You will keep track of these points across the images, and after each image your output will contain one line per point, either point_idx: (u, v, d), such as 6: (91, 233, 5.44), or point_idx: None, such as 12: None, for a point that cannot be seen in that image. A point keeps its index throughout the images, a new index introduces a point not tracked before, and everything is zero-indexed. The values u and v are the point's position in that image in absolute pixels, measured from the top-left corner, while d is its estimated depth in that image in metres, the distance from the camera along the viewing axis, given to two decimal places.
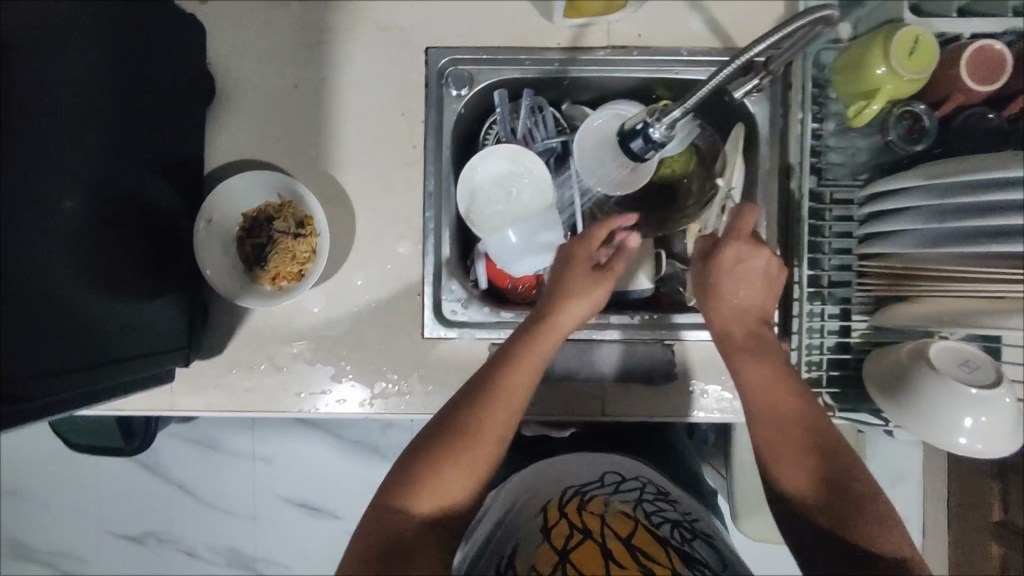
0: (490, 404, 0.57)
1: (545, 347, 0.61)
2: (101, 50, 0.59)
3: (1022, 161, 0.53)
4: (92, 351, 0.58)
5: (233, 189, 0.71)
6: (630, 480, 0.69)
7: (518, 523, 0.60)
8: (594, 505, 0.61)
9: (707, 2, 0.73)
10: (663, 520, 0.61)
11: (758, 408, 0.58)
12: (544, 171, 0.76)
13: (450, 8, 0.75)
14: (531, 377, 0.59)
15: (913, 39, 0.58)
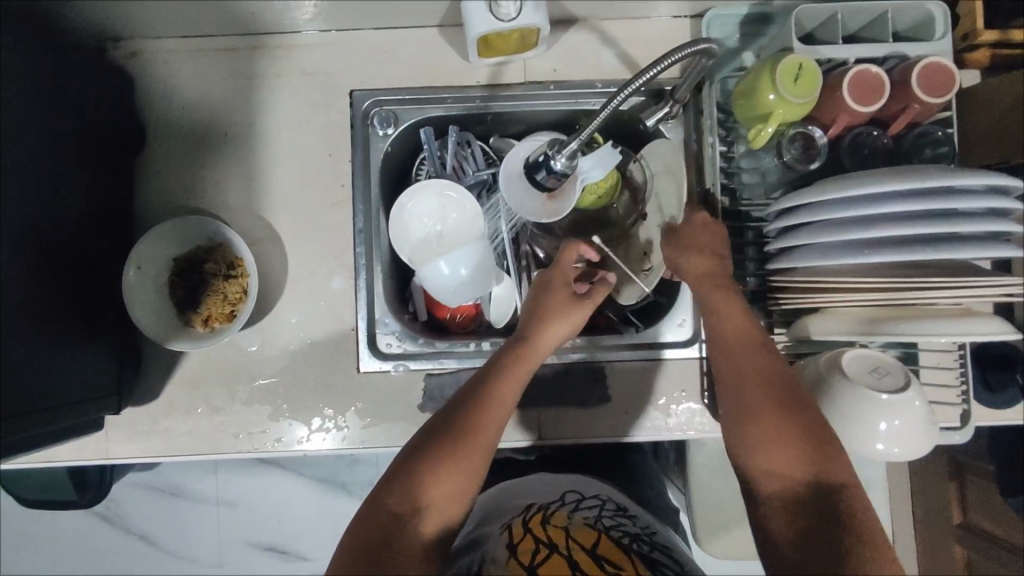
0: (484, 412, 0.58)
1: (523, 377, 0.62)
2: (26, 107, 0.60)
3: (904, 174, 0.56)
4: (17, 404, 0.58)
5: (163, 235, 0.71)
6: (588, 499, 0.69)
7: (483, 541, 0.60)
8: (557, 518, 0.62)
9: (617, 37, 0.77)
10: (623, 533, 0.63)
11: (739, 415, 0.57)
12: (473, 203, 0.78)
13: (372, 52, 0.78)
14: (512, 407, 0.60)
15: (796, 67, 0.62)
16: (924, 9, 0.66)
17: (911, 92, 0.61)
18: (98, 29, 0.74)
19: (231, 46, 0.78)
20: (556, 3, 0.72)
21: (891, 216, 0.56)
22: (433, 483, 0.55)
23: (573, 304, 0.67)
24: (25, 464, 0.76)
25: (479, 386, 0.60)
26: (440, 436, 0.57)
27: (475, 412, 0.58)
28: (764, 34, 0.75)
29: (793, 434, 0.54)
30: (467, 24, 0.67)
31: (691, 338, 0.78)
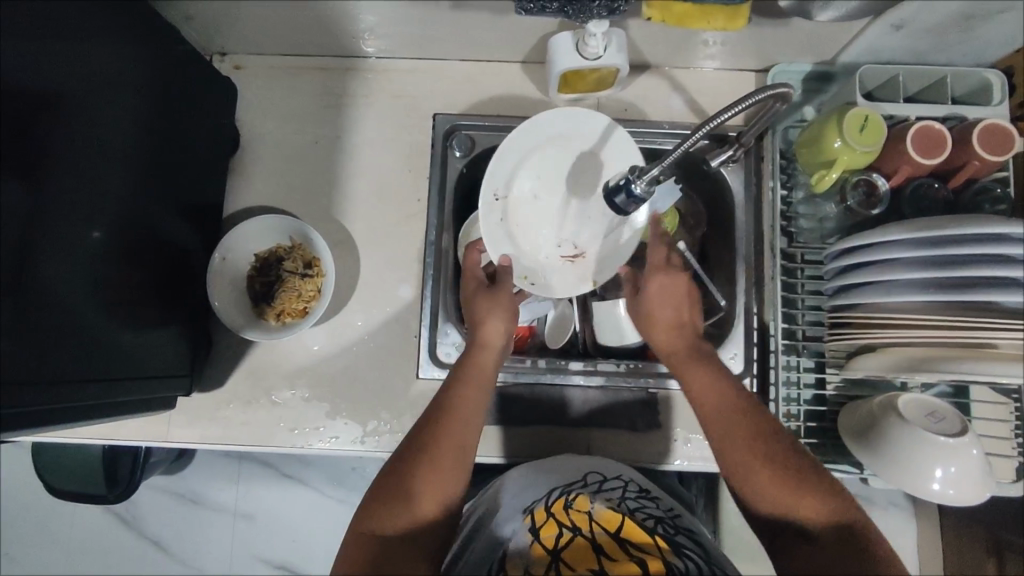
0: (438, 431, 0.60)
1: (473, 403, 0.63)
2: (145, 103, 0.66)
3: (970, 221, 0.57)
4: (97, 370, 0.61)
5: (249, 231, 0.76)
6: (612, 480, 0.68)
7: (507, 518, 0.63)
8: (580, 502, 0.61)
9: (686, 84, 0.83)
10: (647, 516, 0.62)
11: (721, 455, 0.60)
12: None
13: (458, 81, 0.84)
14: (469, 416, 0.62)
15: (862, 118, 0.66)
16: (983, 77, 0.70)
17: (971, 148, 0.65)
18: (212, 42, 0.81)
19: (328, 66, 0.84)
20: (634, 48, 0.78)
21: (940, 256, 0.59)
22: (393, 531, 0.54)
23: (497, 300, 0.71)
24: (87, 439, 0.78)
25: (427, 422, 0.61)
26: (385, 485, 0.57)
27: (422, 446, 0.59)
28: (826, 90, 0.80)
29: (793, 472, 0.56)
30: (554, 59, 0.72)
31: (743, 371, 0.78)
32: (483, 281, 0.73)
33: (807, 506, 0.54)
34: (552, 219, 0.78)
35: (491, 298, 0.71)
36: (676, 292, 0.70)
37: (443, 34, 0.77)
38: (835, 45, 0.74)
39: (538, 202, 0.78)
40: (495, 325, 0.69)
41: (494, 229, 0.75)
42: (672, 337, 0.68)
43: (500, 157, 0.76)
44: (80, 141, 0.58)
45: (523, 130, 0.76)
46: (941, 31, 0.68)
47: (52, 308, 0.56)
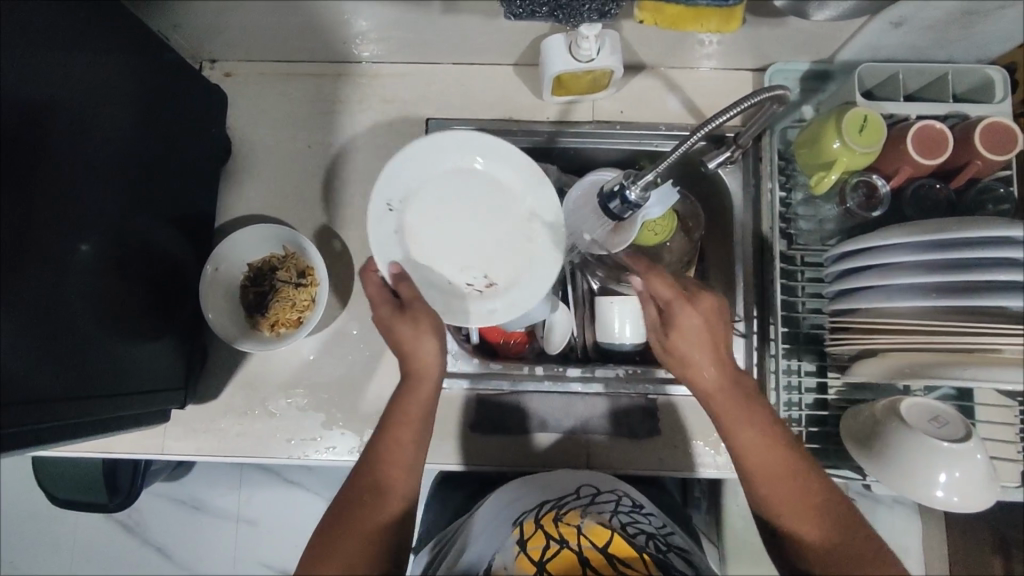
0: (381, 474, 0.59)
1: (409, 428, 0.60)
2: (131, 115, 0.65)
3: (979, 224, 0.56)
4: (88, 386, 0.60)
5: (243, 242, 0.76)
6: (606, 493, 0.67)
7: (494, 533, 0.63)
8: (571, 516, 0.61)
9: (682, 84, 0.81)
10: (638, 531, 0.61)
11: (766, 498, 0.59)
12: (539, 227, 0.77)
13: (450, 85, 0.83)
14: (410, 454, 0.60)
15: (862, 119, 0.65)
16: (986, 73, 0.69)
17: (974, 147, 0.64)
18: (201, 50, 0.81)
19: (320, 72, 0.83)
20: (629, 49, 0.77)
21: (931, 261, 0.58)
22: (353, 547, 0.55)
23: (425, 317, 0.61)
24: (83, 453, 0.78)
25: (368, 452, 0.60)
26: (345, 504, 0.58)
27: (366, 468, 0.59)
28: (824, 89, 0.78)
29: (806, 502, 0.58)
30: (547, 61, 0.71)
31: (743, 376, 0.77)
32: (397, 303, 0.61)
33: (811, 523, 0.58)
34: (456, 248, 0.67)
35: (411, 317, 0.60)
36: (708, 341, 0.61)
37: (435, 39, 0.76)
38: (833, 43, 0.72)
39: (439, 227, 0.67)
40: (424, 344, 0.60)
41: (389, 246, 0.65)
42: (719, 376, 0.61)
43: (400, 176, 0.67)
44: (67, 154, 0.57)
45: (434, 159, 0.67)
46: (941, 28, 0.67)
47: (45, 324, 0.55)
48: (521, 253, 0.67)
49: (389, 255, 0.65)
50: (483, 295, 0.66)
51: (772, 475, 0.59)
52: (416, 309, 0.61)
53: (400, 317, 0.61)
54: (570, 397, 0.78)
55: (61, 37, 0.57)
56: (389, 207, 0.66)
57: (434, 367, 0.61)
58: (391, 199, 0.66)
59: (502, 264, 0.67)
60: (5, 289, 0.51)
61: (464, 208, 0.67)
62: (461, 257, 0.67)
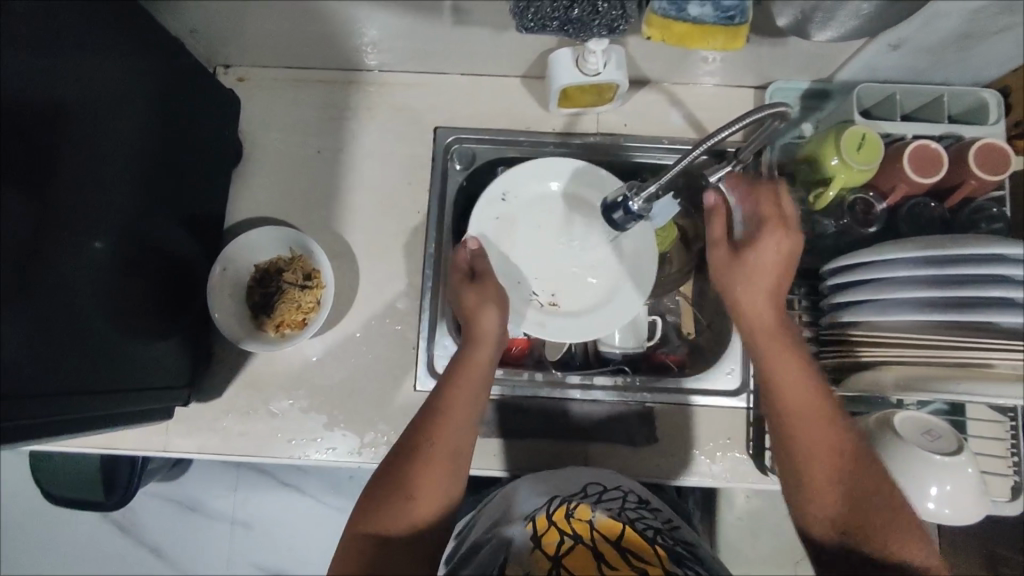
0: (432, 430, 0.60)
1: (466, 395, 0.63)
2: (146, 115, 0.67)
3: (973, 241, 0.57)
4: (95, 383, 0.61)
5: (252, 244, 0.77)
6: (611, 490, 0.68)
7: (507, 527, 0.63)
8: (581, 511, 0.62)
9: (686, 100, 0.83)
10: (647, 526, 0.63)
11: (808, 452, 0.59)
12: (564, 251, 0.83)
13: (459, 95, 0.84)
14: (466, 415, 0.62)
15: (860, 136, 0.66)
16: (981, 96, 0.71)
17: (967, 166, 0.65)
18: (215, 55, 0.82)
19: (331, 79, 0.85)
20: (634, 64, 0.79)
21: (934, 275, 0.59)
22: (398, 505, 0.57)
23: (487, 292, 0.68)
24: (85, 449, 0.78)
25: (422, 415, 0.62)
26: (388, 473, 0.59)
27: (416, 431, 0.61)
28: (823, 108, 0.80)
29: (824, 457, 0.59)
30: (554, 74, 0.73)
31: (740, 387, 0.78)
32: (470, 274, 0.70)
33: (841, 505, 0.58)
34: (542, 259, 0.80)
35: (480, 289, 0.68)
36: (772, 287, 0.63)
37: (446, 50, 0.78)
38: (833, 63, 0.74)
39: (532, 241, 0.80)
40: (488, 317, 0.67)
41: (487, 227, 0.79)
42: (771, 315, 0.63)
43: (523, 181, 0.80)
44: (84, 152, 0.59)
45: (548, 175, 0.80)
46: (937, 51, 0.69)
47: (55, 318, 0.56)
48: (603, 280, 0.80)
49: (479, 228, 0.78)
50: (564, 313, 0.78)
51: (800, 422, 0.60)
52: (483, 284, 0.69)
53: (462, 288, 0.69)
54: (570, 404, 0.79)
55: (78, 37, 0.58)
56: (506, 201, 0.79)
57: (494, 336, 0.66)
58: (506, 194, 0.79)
59: (586, 290, 0.80)
60: (16, 284, 0.52)
61: (552, 228, 0.81)
62: (543, 271, 0.80)
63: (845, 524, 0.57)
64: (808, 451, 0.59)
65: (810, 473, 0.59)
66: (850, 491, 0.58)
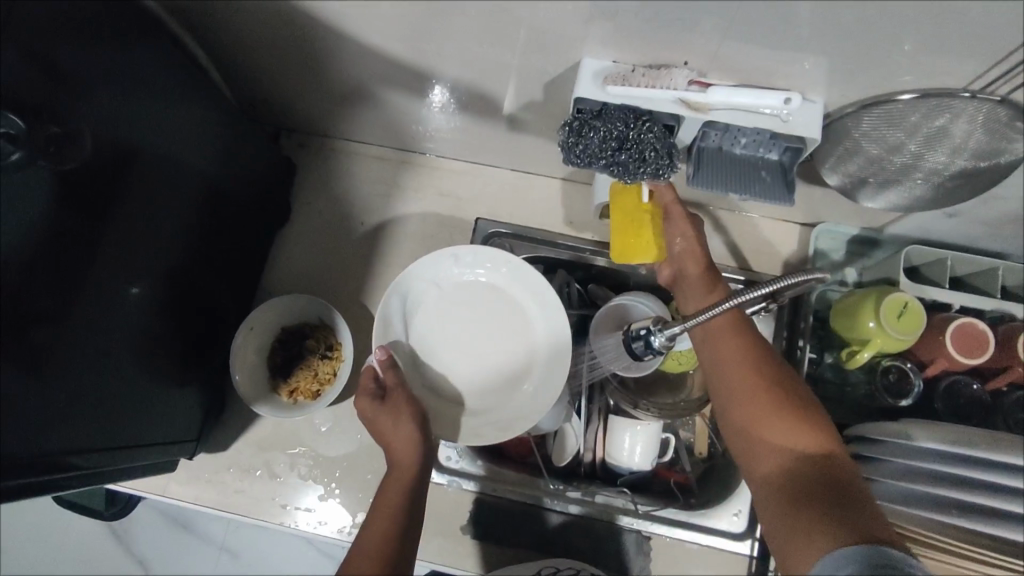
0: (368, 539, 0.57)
1: (386, 516, 0.59)
2: (202, 168, 0.69)
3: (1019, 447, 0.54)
4: (104, 435, 0.62)
5: (278, 308, 0.78)
6: (564, 570, 0.71)
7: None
8: None
9: (728, 227, 0.83)
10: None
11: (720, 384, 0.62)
12: (491, 318, 0.77)
13: (505, 188, 0.86)
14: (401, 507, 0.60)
15: (902, 304, 0.64)
16: None
17: (1015, 353, 0.62)
18: (282, 120, 0.86)
19: (385, 156, 0.88)
20: (681, 186, 0.79)
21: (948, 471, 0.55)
22: None
23: (405, 405, 0.67)
24: None
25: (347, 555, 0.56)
26: None
27: (352, 559, 0.56)
28: (871, 256, 0.79)
29: (748, 376, 0.60)
30: (599, 191, 0.73)
31: (745, 531, 0.75)
32: (379, 393, 0.67)
33: (774, 431, 0.57)
34: (451, 348, 0.77)
35: (393, 407, 0.66)
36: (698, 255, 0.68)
37: (498, 148, 0.80)
38: (885, 219, 0.73)
39: (448, 326, 0.77)
40: (404, 430, 0.65)
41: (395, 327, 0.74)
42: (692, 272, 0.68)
43: (426, 277, 0.76)
44: (142, 202, 0.60)
45: (460, 265, 0.76)
46: (993, 224, 0.67)
47: (86, 368, 0.58)
48: (517, 381, 0.76)
49: (385, 338, 0.74)
50: (472, 413, 0.75)
51: (729, 374, 0.61)
52: (398, 392, 0.68)
53: (374, 404, 0.66)
54: (569, 518, 0.77)
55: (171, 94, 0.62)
56: (402, 299, 0.75)
57: (417, 448, 0.65)
58: (407, 295, 0.75)
59: (496, 388, 0.76)
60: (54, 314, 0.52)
61: (460, 316, 0.77)
62: (475, 354, 0.77)
63: (796, 476, 0.53)
64: (731, 389, 0.61)
65: (734, 394, 0.61)
66: (810, 504, 0.50)
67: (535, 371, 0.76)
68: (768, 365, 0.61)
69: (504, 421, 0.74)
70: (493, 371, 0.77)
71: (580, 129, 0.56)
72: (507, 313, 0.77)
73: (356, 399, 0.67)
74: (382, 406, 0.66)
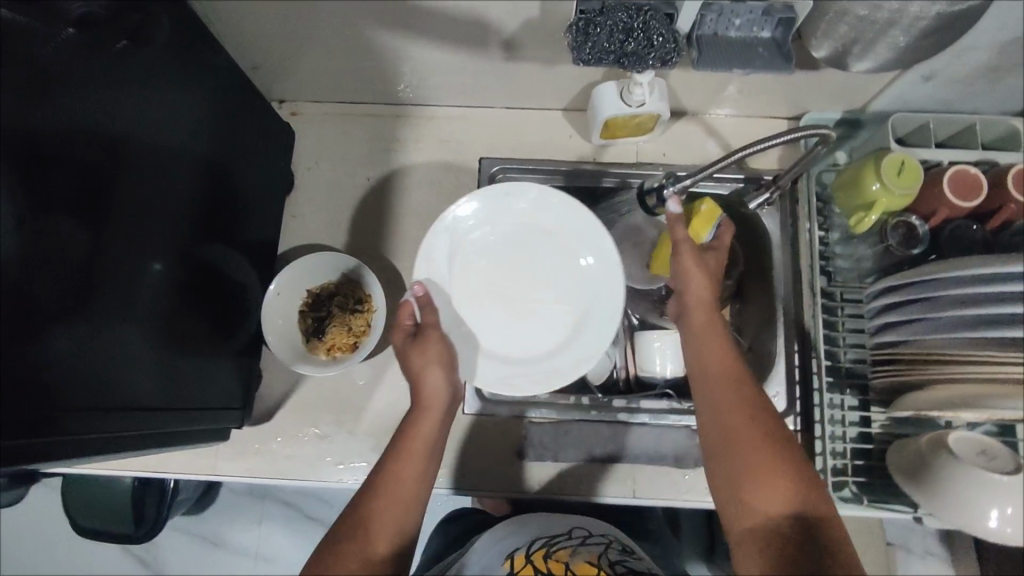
0: (387, 470, 0.59)
1: (402, 459, 0.60)
2: (209, 139, 0.69)
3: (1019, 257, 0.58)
4: (148, 410, 0.61)
5: (304, 270, 0.78)
6: (594, 537, 0.69)
7: (487, 560, 0.66)
8: (561, 553, 0.64)
9: (721, 131, 0.86)
10: (625, 568, 0.62)
11: (705, 393, 0.62)
12: (549, 261, 0.79)
13: (503, 127, 0.88)
14: (421, 448, 0.61)
15: (899, 162, 0.68)
16: (1012, 124, 0.73)
17: (1006, 191, 0.67)
18: (273, 90, 0.86)
19: (380, 113, 0.89)
20: (673, 96, 0.82)
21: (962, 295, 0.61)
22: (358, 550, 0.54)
23: (436, 347, 0.66)
24: (130, 473, 0.79)
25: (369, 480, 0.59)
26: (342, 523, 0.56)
27: (374, 482, 0.58)
28: (856, 136, 0.83)
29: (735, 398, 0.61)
30: (598, 107, 0.76)
31: (785, 410, 0.78)
32: (412, 334, 0.68)
33: (750, 452, 0.57)
34: (503, 288, 0.79)
35: (423, 347, 0.66)
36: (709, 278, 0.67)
37: (493, 85, 0.82)
38: (867, 94, 0.77)
39: (500, 270, 0.79)
40: (431, 373, 0.65)
41: (439, 263, 0.76)
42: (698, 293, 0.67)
43: (479, 219, 0.77)
44: (155, 174, 0.61)
45: (516, 205, 0.77)
46: (969, 81, 0.71)
47: (119, 335, 0.57)
48: (574, 325, 0.77)
49: (427, 273, 0.75)
50: (521, 358, 0.76)
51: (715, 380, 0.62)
52: (428, 336, 0.67)
53: (405, 345, 0.67)
54: (618, 427, 0.79)
55: (146, 64, 0.58)
56: (448, 239, 0.76)
57: (441, 398, 0.64)
58: (455, 236, 0.77)
59: (552, 332, 0.77)
60: (74, 300, 0.52)
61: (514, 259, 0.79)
62: (534, 298, 0.79)
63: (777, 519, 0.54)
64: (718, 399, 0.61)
65: (718, 406, 0.61)
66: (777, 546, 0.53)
67: (586, 316, 0.76)
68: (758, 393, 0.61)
69: (559, 366, 0.74)
70: (552, 311, 0.78)
71: (586, 28, 0.58)
72: (560, 259, 0.79)
73: (391, 337, 0.68)
74: (413, 348, 0.66)
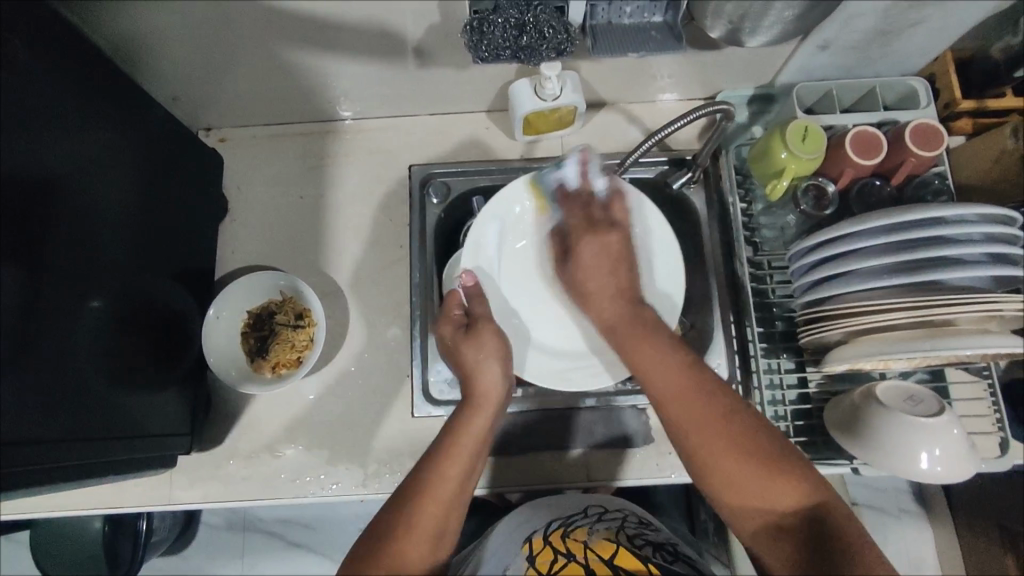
0: (450, 450, 0.59)
1: (462, 453, 0.59)
2: (139, 173, 0.70)
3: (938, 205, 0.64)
4: (93, 446, 0.61)
5: (243, 291, 0.79)
6: (612, 511, 0.71)
7: (501, 549, 0.65)
8: (577, 533, 0.64)
9: (641, 117, 0.89)
10: (645, 542, 0.64)
11: (683, 436, 0.56)
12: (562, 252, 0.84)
13: (429, 133, 0.89)
14: (479, 436, 0.62)
15: (803, 129, 0.71)
16: (910, 84, 0.77)
17: (907, 148, 0.70)
18: (197, 119, 0.87)
19: (309, 131, 0.90)
20: (589, 88, 0.84)
21: (897, 242, 0.65)
22: (417, 528, 0.54)
23: (495, 343, 0.69)
24: (84, 513, 0.78)
25: (428, 454, 0.60)
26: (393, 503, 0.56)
27: (431, 460, 0.59)
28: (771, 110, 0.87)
29: (711, 422, 0.55)
30: (516, 105, 0.77)
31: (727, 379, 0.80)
32: (464, 323, 0.71)
33: (772, 499, 0.52)
34: (524, 279, 0.84)
35: (478, 341, 0.69)
36: (607, 270, 0.67)
37: (413, 93, 0.84)
38: (771, 69, 0.80)
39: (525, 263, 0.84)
40: (489, 368, 0.67)
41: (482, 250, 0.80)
42: (488, 379, 0.66)
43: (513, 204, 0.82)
44: (86, 213, 0.61)
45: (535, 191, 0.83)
46: (863, 48, 0.75)
47: (56, 371, 0.57)
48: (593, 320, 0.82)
49: (473, 259, 0.79)
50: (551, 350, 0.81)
51: (688, 407, 0.56)
52: (485, 330, 0.70)
53: (460, 336, 0.70)
54: (568, 414, 0.81)
55: (56, 109, 0.58)
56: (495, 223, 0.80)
57: (496, 394, 0.66)
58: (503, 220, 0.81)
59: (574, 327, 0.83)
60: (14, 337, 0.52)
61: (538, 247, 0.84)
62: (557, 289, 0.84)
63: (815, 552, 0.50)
64: (693, 428, 0.56)
65: (709, 447, 0.54)
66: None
67: None
68: (749, 420, 0.55)
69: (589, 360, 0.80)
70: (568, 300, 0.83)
71: (481, 27, 0.61)
72: None
73: (442, 328, 0.71)
74: (472, 343, 0.69)
